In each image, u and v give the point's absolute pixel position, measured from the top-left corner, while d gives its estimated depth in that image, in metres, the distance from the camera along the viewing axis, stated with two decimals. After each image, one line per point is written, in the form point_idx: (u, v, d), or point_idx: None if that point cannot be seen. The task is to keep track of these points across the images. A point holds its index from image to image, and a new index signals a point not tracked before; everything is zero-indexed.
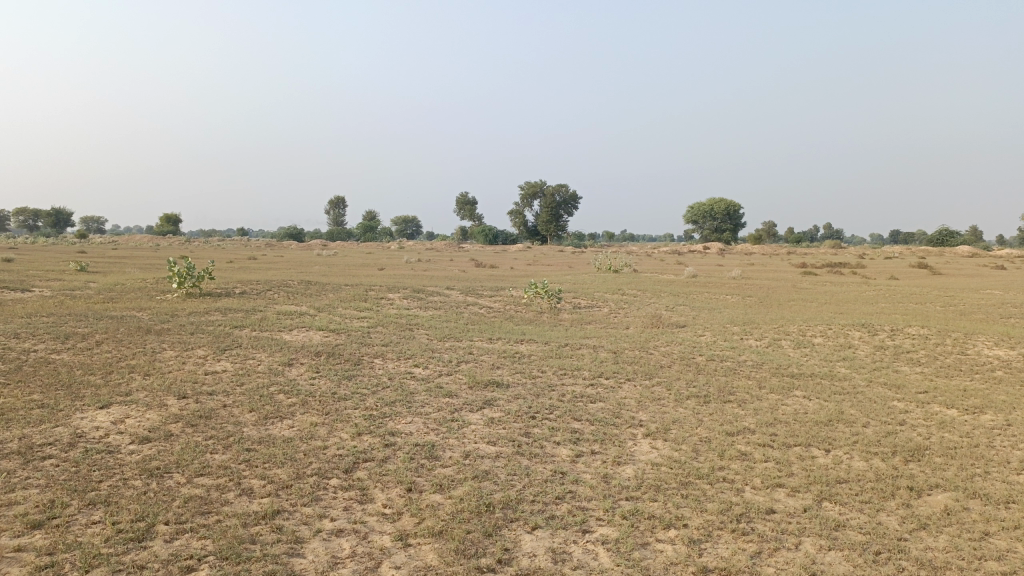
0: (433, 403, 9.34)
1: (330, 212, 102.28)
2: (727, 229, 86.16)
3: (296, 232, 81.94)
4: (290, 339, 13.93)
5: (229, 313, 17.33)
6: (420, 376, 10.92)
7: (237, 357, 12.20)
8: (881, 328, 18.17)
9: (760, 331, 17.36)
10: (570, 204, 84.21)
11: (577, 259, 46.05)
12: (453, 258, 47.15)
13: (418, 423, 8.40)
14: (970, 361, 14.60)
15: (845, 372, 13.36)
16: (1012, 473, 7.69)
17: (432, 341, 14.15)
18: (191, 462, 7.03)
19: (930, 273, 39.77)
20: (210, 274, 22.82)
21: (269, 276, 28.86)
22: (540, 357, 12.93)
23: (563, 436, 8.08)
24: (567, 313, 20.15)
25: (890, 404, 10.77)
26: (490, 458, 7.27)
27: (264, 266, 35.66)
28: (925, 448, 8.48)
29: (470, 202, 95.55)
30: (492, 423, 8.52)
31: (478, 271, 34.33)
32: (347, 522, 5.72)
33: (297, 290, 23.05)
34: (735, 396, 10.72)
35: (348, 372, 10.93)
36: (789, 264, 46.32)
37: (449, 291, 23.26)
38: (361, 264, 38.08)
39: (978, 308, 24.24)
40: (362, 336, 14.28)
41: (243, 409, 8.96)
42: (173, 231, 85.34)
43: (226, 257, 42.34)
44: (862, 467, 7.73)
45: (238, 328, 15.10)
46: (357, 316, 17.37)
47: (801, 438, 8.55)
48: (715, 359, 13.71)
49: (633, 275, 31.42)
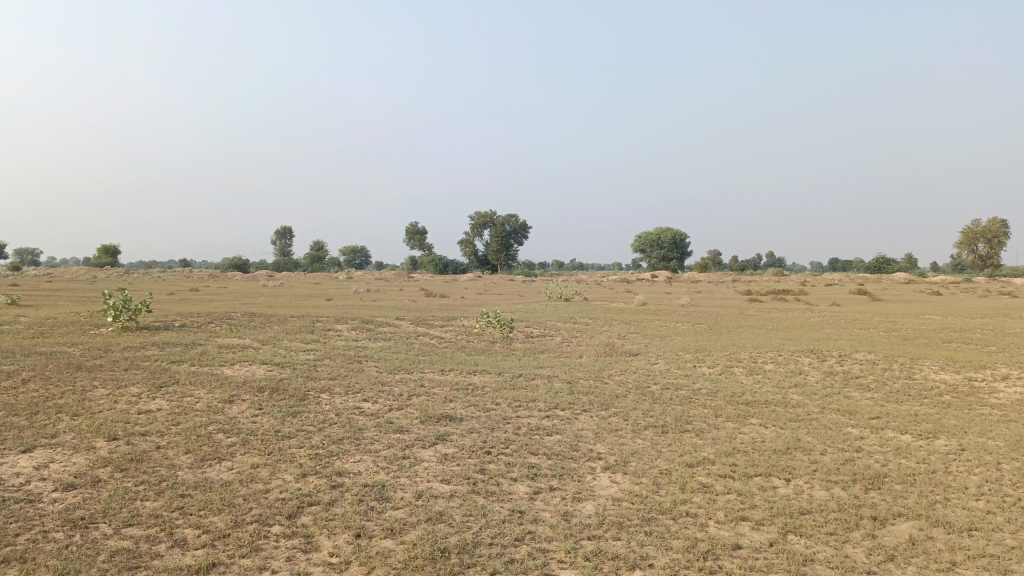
0: (383, 440, 8.92)
1: (277, 243, 100.54)
2: (674, 257, 87.44)
3: (240, 263, 80.06)
4: (232, 374, 13.33)
5: (168, 347, 16.59)
6: (369, 411, 10.49)
7: (174, 394, 11.58)
8: (830, 354, 18.36)
9: (712, 358, 17.35)
10: (520, 233, 84.48)
11: (528, 289, 45.95)
12: (402, 288, 46.59)
13: (367, 461, 7.98)
14: (918, 386, 14.77)
15: (799, 398, 13.36)
16: (971, 499, 7.63)
17: (381, 374, 13.69)
18: (119, 511, 6.49)
19: (871, 299, 40.83)
20: (148, 308, 21.95)
21: (211, 308, 27.96)
22: (494, 388, 12.61)
23: (519, 472, 7.76)
24: (520, 343, 19.88)
25: (845, 431, 10.74)
26: (444, 497, 6.91)
27: (207, 298, 34.62)
28: (883, 476, 8.40)
29: (420, 232, 95.07)
30: (445, 459, 8.15)
31: (428, 300, 33.92)
32: (290, 574, 5.29)
33: (240, 323, 22.30)
34: (692, 425, 10.54)
35: (293, 408, 10.44)
36: (735, 291, 47.00)
37: (399, 322, 22.80)
38: (307, 295, 37.26)
39: (920, 333, 24.80)
40: (308, 370, 13.76)
41: (179, 451, 8.41)
42: (112, 263, 82.68)
43: (168, 289, 41.03)
44: (824, 497, 7.59)
45: (177, 364, 14.42)
46: (304, 349, 16.80)
47: (761, 468, 8.39)
48: (670, 388, 13.57)
49: (584, 303, 31.40)
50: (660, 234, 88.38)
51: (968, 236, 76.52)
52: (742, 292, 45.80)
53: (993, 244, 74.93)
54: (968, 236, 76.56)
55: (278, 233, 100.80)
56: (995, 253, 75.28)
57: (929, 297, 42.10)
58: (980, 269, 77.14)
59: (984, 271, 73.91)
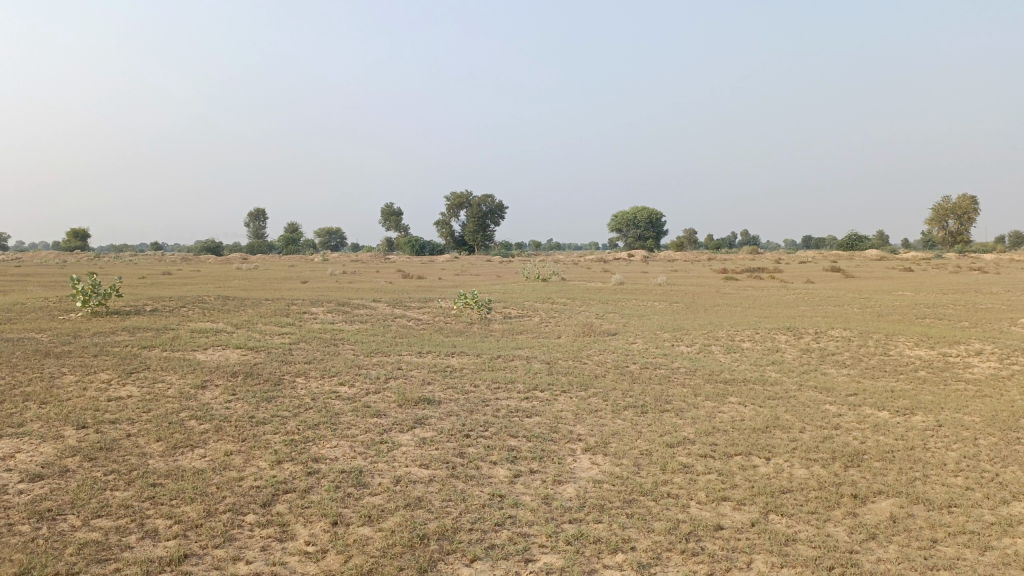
0: (360, 424, 8.77)
1: (251, 225, 99.31)
2: (650, 237, 87.65)
3: (213, 246, 78.92)
4: (205, 359, 13.07)
5: (139, 332, 16.26)
6: (346, 395, 10.32)
7: (145, 380, 11.33)
8: (807, 331, 18.46)
9: (690, 337, 17.37)
10: (497, 214, 84.20)
11: (505, 269, 45.76)
12: (379, 270, 46.22)
13: (344, 447, 7.84)
14: (893, 362, 14.90)
15: (777, 376, 13.38)
16: (949, 476, 7.66)
17: (358, 357, 13.51)
18: (88, 501, 6.29)
19: (845, 276, 41.23)
20: (118, 292, 21.52)
21: (184, 292, 27.49)
22: (472, 370, 12.49)
23: (499, 455, 7.66)
24: (498, 324, 19.76)
25: (823, 408, 10.77)
26: (422, 482, 6.79)
27: (179, 282, 34.06)
28: (862, 453, 8.42)
29: (396, 214, 94.39)
30: (424, 443, 8.03)
31: (405, 282, 33.69)
32: (265, 564, 5.15)
33: (213, 306, 21.96)
34: (671, 404, 10.51)
35: (268, 393, 10.24)
36: (711, 269, 47.27)
37: (375, 304, 22.56)
38: (283, 278, 36.81)
39: (894, 310, 25.05)
40: (283, 354, 13.54)
41: (150, 439, 8.21)
42: (82, 247, 81.19)
43: (139, 273, 40.38)
44: (804, 475, 7.59)
45: (148, 349, 14.12)
46: (279, 332, 16.54)
47: (742, 447, 8.36)
48: (649, 367, 13.54)
49: (562, 283, 31.35)
50: (636, 213, 88.56)
51: (939, 213, 77.52)
52: (717, 270, 46.08)
53: (964, 220, 76.00)
54: (939, 213, 77.56)
55: (251, 216, 99.53)
56: (965, 230, 76.39)
57: (902, 274, 42.59)
58: (950, 245, 78.26)
59: (954, 247, 74.99)
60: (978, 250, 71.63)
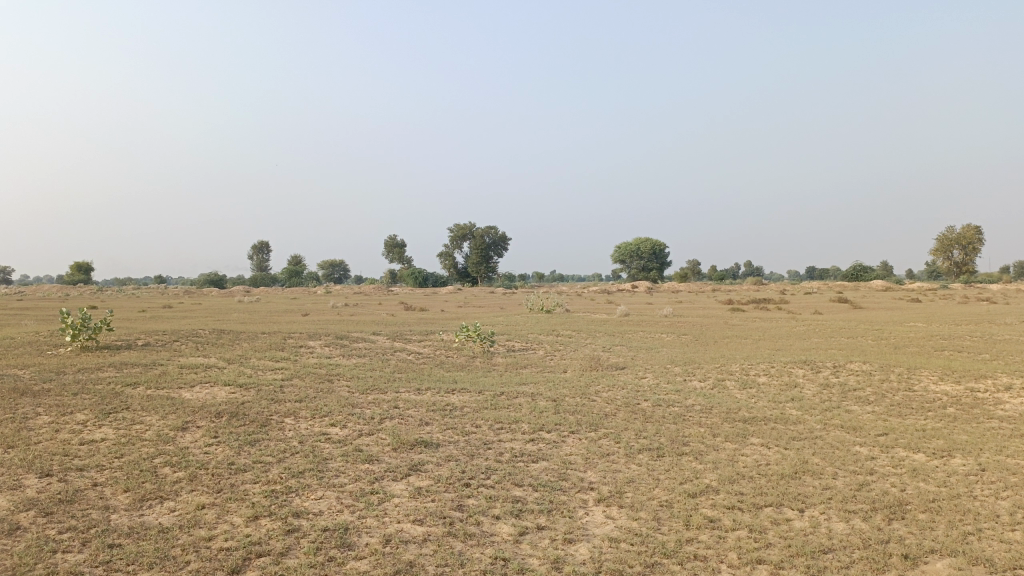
0: (349, 472, 7.97)
1: (254, 257, 98.97)
2: (654, 269, 87.06)
3: (216, 278, 78.47)
4: (190, 398, 12.29)
5: (125, 369, 15.52)
6: (337, 438, 9.52)
7: (122, 422, 10.54)
8: (824, 365, 17.63)
9: (702, 371, 16.57)
10: (501, 246, 83.72)
11: (508, 300, 45.12)
12: (381, 302, 45.54)
13: (330, 499, 7.04)
14: (918, 399, 14.05)
15: (798, 414, 12.58)
16: (1006, 531, 6.83)
17: (353, 394, 12.72)
18: (34, 567, 5.51)
19: (852, 306, 40.55)
20: (110, 326, 20.81)
21: (180, 325, 26.76)
22: (474, 409, 11.70)
23: (502, 508, 6.86)
24: (502, 357, 18.95)
25: (853, 451, 9.93)
26: (415, 543, 5.99)
27: (177, 315, 33.38)
28: (904, 503, 7.59)
29: (398, 246, 93.89)
30: (418, 494, 7.23)
31: (407, 314, 33.06)
32: None
33: (208, 341, 21.24)
34: (689, 447, 9.69)
35: (252, 436, 9.47)
36: (717, 300, 46.61)
37: (375, 337, 21.81)
38: (283, 310, 36.16)
39: (911, 341, 24.25)
40: (274, 391, 12.76)
41: (117, 491, 7.43)
42: (85, 281, 80.64)
43: (139, 306, 39.91)
44: (845, 530, 6.76)
45: (131, 387, 13.36)
46: (272, 368, 15.78)
47: (771, 496, 7.54)
48: (661, 405, 12.71)
49: (566, 315, 30.62)
50: (639, 245, 88.13)
51: (943, 244, 76.95)
52: (722, 301, 45.27)
53: (968, 251, 75.30)
54: (943, 243, 76.98)
55: (255, 248, 98.99)
56: (970, 260, 75.73)
57: (910, 304, 41.86)
58: (955, 276, 77.53)
59: (959, 278, 74.32)
60: (983, 281, 70.97)
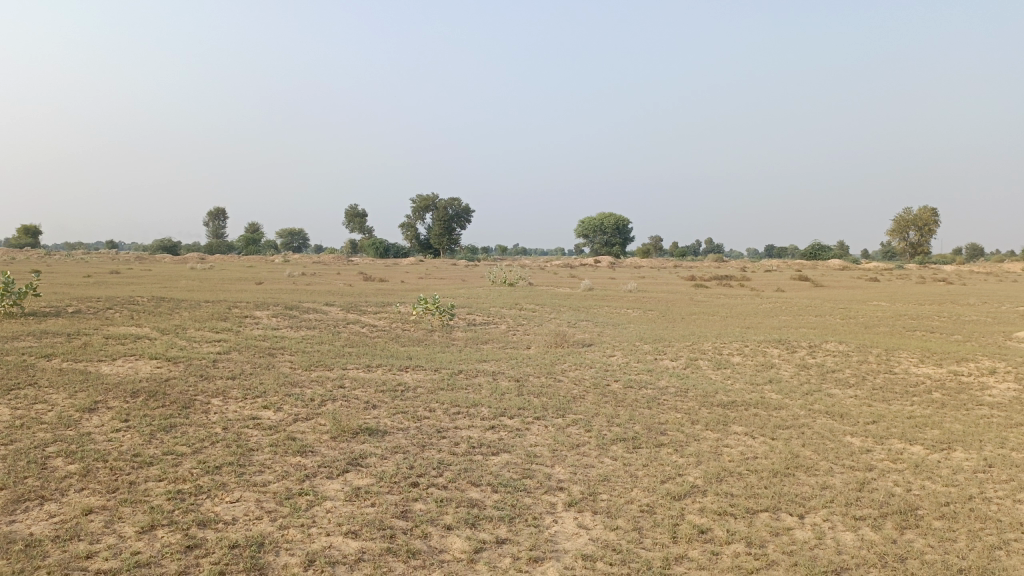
0: (277, 467, 6.77)
1: (210, 224, 95.83)
2: (618, 244, 86.37)
3: (168, 243, 75.50)
4: (108, 373, 10.93)
5: (45, 338, 13.99)
6: (268, 423, 8.30)
7: (22, 401, 9.17)
8: (799, 345, 16.81)
9: (674, 350, 15.61)
10: (464, 218, 82.23)
11: (469, 273, 43.67)
12: (340, 271, 43.72)
13: (248, 502, 5.84)
14: (901, 383, 13.26)
15: (779, 398, 11.69)
16: None
17: (294, 371, 11.46)
18: None
19: (813, 284, 40.16)
20: (37, 292, 19.11)
21: (120, 292, 24.99)
22: (429, 390, 10.55)
23: (456, 516, 5.74)
24: (461, 332, 17.78)
25: (846, 442, 9.01)
26: (345, 565, 4.85)
27: (121, 281, 31.46)
28: (915, 507, 6.65)
29: (360, 215, 91.71)
30: (356, 497, 6.06)
31: (365, 284, 31.74)
32: None
33: (145, 309, 19.68)
34: (668, 437, 8.68)
35: (169, 420, 8.21)
36: (681, 276, 45.82)
37: (328, 308, 20.44)
38: (235, 279, 34.35)
39: (882, 321, 23.68)
40: (206, 367, 11.44)
41: None
42: (32, 244, 77.39)
43: (82, 271, 37.79)
44: (854, 543, 5.79)
45: (44, 360, 11.89)
46: (211, 340, 14.39)
47: (766, 500, 6.55)
48: (633, 387, 11.70)
49: (530, 288, 29.54)
50: (604, 219, 87.39)
51: (900, 224, 77.55)
52: (685, 278, 44.55)
53: (924, 232, 75.89)
54: (899, 224, 77.60)
55: (211, 215, 95.80)
56: (925, 242, 76.41)
57: (874, 283, 41.64)
58: (909, 257, 78.34)
59: (914, 259, 75.08)
60: (938, 263, 71.73)
